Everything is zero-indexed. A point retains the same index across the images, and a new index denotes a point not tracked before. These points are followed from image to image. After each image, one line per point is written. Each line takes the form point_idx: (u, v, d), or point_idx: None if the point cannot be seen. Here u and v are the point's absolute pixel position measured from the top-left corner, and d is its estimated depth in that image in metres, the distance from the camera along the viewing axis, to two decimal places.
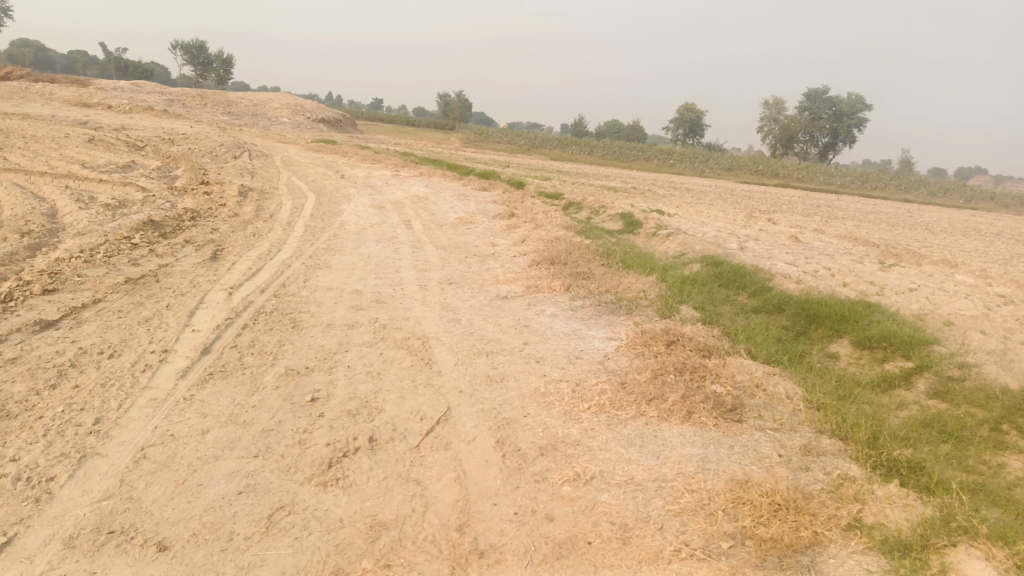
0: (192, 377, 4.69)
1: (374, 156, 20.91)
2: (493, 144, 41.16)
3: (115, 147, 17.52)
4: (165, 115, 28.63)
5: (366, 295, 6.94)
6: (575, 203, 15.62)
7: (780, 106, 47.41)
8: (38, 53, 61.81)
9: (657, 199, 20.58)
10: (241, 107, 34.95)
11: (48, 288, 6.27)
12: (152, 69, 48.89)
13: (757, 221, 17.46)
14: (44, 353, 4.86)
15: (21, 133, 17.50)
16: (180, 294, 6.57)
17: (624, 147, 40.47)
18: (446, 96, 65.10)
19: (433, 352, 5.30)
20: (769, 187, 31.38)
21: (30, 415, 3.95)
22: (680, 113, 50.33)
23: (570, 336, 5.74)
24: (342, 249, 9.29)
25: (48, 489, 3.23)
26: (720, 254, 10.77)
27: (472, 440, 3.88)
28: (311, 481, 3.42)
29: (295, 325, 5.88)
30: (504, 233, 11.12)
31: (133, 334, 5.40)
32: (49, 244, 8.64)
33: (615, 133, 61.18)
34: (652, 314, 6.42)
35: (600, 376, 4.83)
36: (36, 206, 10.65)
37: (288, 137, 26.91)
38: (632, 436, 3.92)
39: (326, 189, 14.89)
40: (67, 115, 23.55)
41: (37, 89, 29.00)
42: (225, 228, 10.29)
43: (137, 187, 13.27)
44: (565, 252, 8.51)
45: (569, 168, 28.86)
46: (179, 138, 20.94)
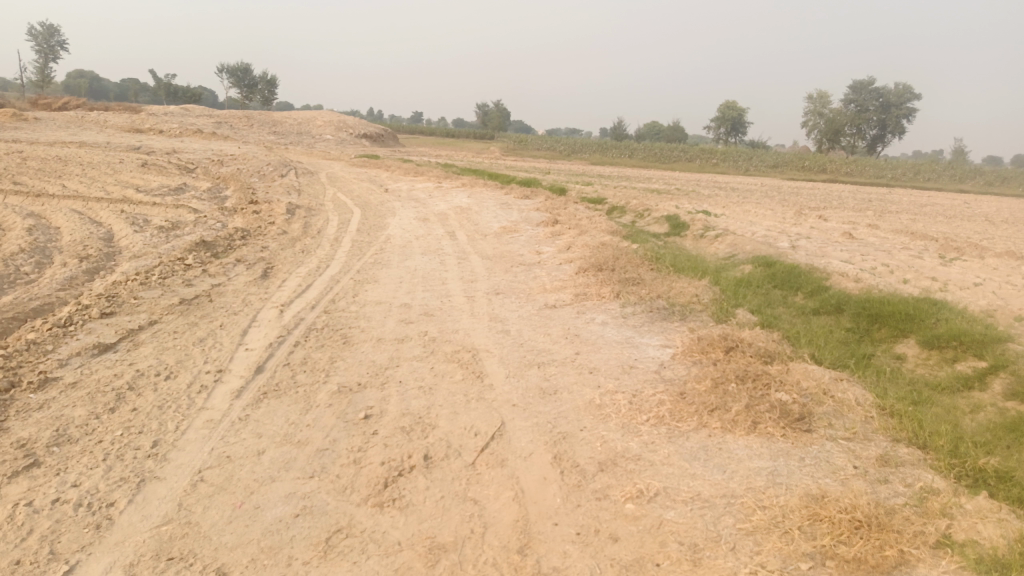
0: (247, 396, 4.70)
1: (416, 169, 21.04)
2: (533, 151, 41.19)
3: (166, 171, 18.01)
4: (214, 137, 29.39)
5: (414, 308, 6.91)
6: (619, 207, 15.44)
7: (825, 100, 46.33)
8: (94, 83, 64.32)
9: (702, 199, 20.24)
10: (285, 126, 35.67)
11: (106, 312, 6.40)
12: (200, 93, 50.35)
13: (807, 219, 16.98)
14: (103, 377, 4.94)
15: (79, 161, 18.12)
16: (232, 313, 6.64)
17: (665, 148, 40.02)
18: (485, 106, 65.93)
19: (484, 365, 5.21)
20: (817, 183, 30.60)
21: (91, 439, 4.00)
22: (721, 111, 49.63)
23: (623, 345, 5.59)
24: (388, 262, 9.31)
25: (109, 515, 3.24)
26: (772, 254, 10.47)
27: (529, 456, 3.77)
28: (368, 502, 3.36)
29: (345, 341, 5.86)
30: (550, 241, 11.01)
31: (188, 355, 5.46)
32: (107, 268, 8.85)
33: (655, 135, 60.61)
34: (707, 319, 6.22)
35: (657, 385, 4.67)
36: (94, 230, 10.96)
37: (331, 153, 27.32)
38: (695, 449, 3.76)
39: (371, 203, 15.02)
40: (121, 141, 24.37)
41: (93, 117, 30.07)
42: (274, 245, 10.42)
43: (189, 209, 13.59)
44: (613, 258, 8.36)
45: (610, 173, 28.62)
46: (228, 159, 21.44)
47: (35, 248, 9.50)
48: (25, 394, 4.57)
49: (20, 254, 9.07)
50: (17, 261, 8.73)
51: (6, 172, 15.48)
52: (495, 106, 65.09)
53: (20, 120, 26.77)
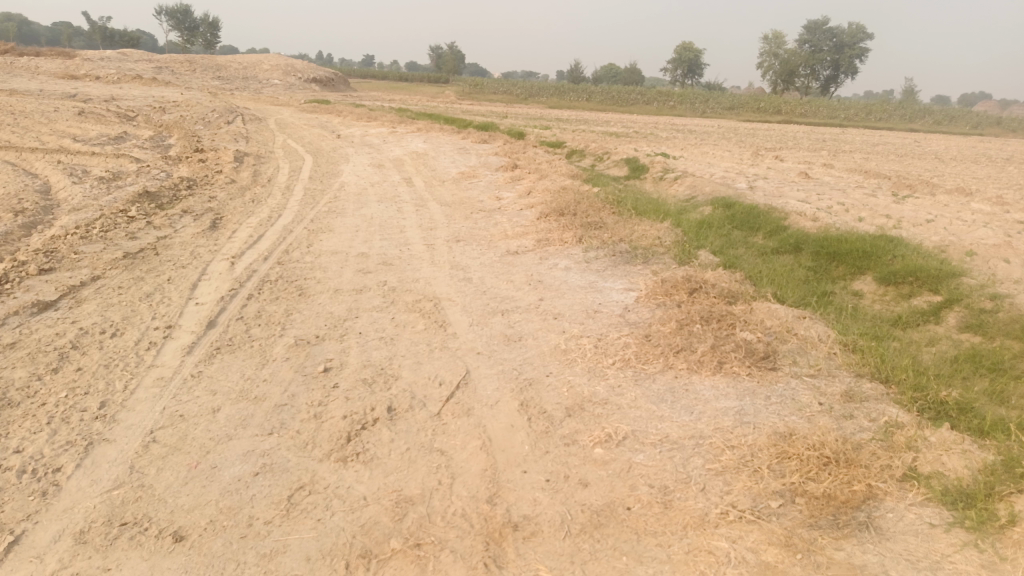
0: (199, 352, 4.51)
1: (369, 114, 20.42)
2: (489, 95, 40.40)
3: (104, 119, 17.14)
4: (155, 83, 28.05)
5: (372, 257, 6.72)
6: (578, 150, 15.24)
7: (780, 40, 46.22)
8: (21, 27, 60.59)
9: (661, 141, 20.15)
10: (230, 71, 34.21)
11: (44, 268, 6.07)
12: (138, 36, 47.88)
13: (764, 160, 17.04)
14: (44, 336, 4.68)
15: (9, 109, 17.10)
16: (181, 267, 6.36)
17: (622, 90, 39.61)
18: (438, 48, 64.33)
19: (447, 314, 5.10)
20: (773, 124, 30.73)
21: (33, 402, 3.79)
22: (678, 52, 49.20)
23: (586, 289, 5.52)
24: (343, 211, 9.03)
25: (55, 481, 3.08)
26: (731, 195, 10.46)
27: (495, 404, 3.70)
28: (330, 457, 3.26)
29: (302, 293, 5.67)
30: (509, 186, 10.81)
31: (135, 311, 5.21)
32: (45, 222, 8.40)
33: (612, 77, 59.94)
34: (670, 261, 6.18)
35: (622, 329, 4.63)
36: (29, 183, 10.38)
37: (280, 99, 26.34)
38: (662, 391, 3.74)
39: (324, 150, 14.55)
40: (54, 88, 23.06)
41: (23, 63, 28.36)
42: (223, 195, 10.02)
43: (131, 158, 12.97)
44: (574, 202, 8.23)
45: (568, 116, 28.25)
46: (170, 106, 20.49)
47: None
48: None
49: None
50: None
51: None
52: (449, 48, 63.41)
53: None
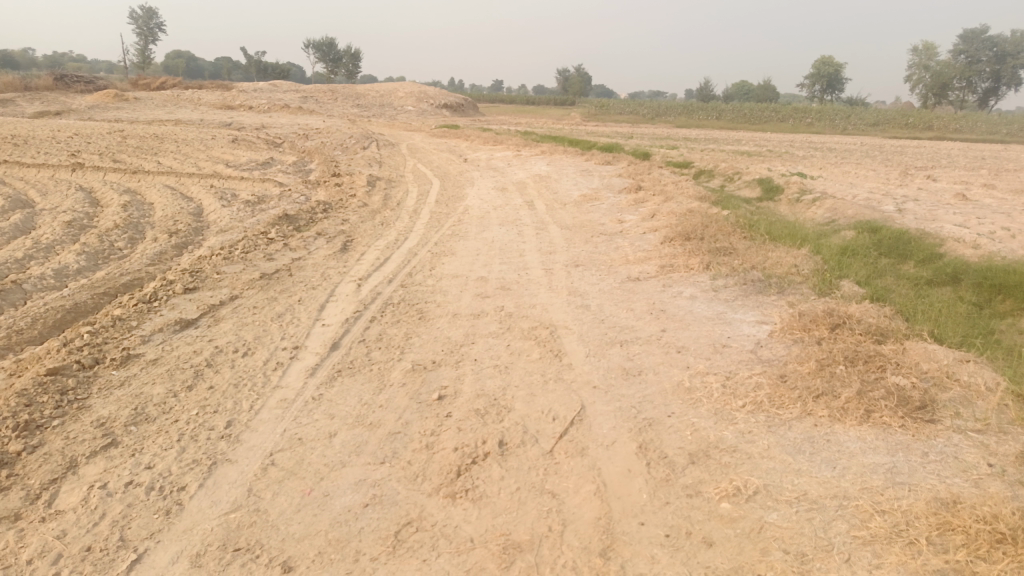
0: (321, 374, 4.60)
1: (496, 138, 20.77)
2: (615, 116, 40.22)
3: (254, 146, 18.45)
4: (300, 111, 30.03)
5: (491, 282, 6.69)
6: (706, 171, 14.72)
7: (931, 52, 42.99)
8: (189, 63, 67.10)
9: (796, 161, 19.13)
10: (368, 99, 36.06)
11: (189, 287, 6.48)
12: (289, 69, 51.61)
13: (913, 180, 15.73)
14: (183, 354, 4.96)
15: (174, 138, 18.80)
16: (311, 288, 6.60)
17: (755, 109, 38.19)
18: (565, 70, 65.41)
19: (564, 343, 4.93)
20: (923, 141, 28.48)
21: (167, 419, 3.99)
22: (815, 68, 46.94)
23: (713, 321, 5.18)
24: (466, 234, 9.12)
25: (179, 500, 3.19)
26: (876, 219, 9.67)
27: (612, 445, 3.48)
28: (439, 492, 3.17)
29: (421, 316, 5.70)
30: (633, 208, 10.54)
31: (266, 331, 5.43)
32: (195, 242, 9.06)
33: (744, 95, 58.03)
34: (807, 292, 5.71)
35: (753, 367, 4.28)
36: (185, 206, 11.28)
37: (412, 124, 27.39)
38: (799, 441, 3.39)
39: (450, 174, 14.90)
40: (213, 118, 25.19)
41: (188, 96, 31.24)
42: (355, 218, 10.42)
43: (275, 183, 13.82)
44: (702, 226, 7.87)
45: (696, 136, 27.51)
46: (313, 133, 21.81)
47: (130, 223, 9.84)
48: (108, 372, 4.62)
49: (115, 230, 9.40)
50: (112, 237, 9.05)
51: (106, 151, 16.19)
52: (577, 70, 63.86)
53: (121, 100, 28.09)
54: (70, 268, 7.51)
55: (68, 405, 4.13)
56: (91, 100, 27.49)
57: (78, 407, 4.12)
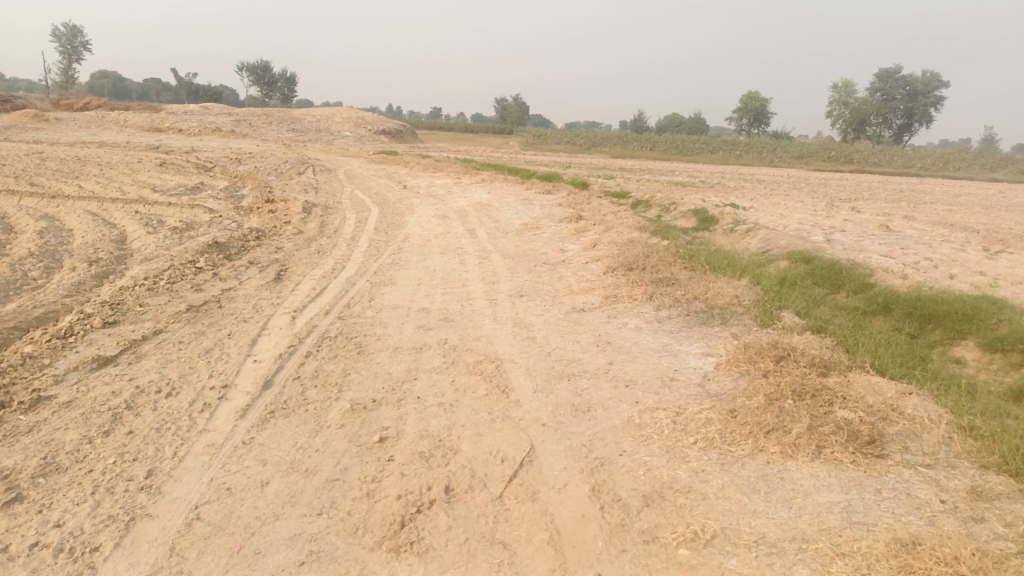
0: (253, 416, 4.31)
1: (435, 165, 20.65)
2: (552, 145, 40.74)
3: (184, 170, 17.80)
4: (233, 135, 29.30)
5: (433, 313, 6.50)
6: (643, 201, 14.94)
7: (850, 89, 45.28)
8: (115, 83, 64.88)
9: (729, 191, 19.67)
10: (304, 124, 35.49)
11: (109, 321, 6.07)
12: (222, 92, 50.46)
13: (839, 211, 16.36)
14: (100, 395, 4.59)
15: (97, 161, 17.98)
16: (243, 321, 6.27)
17: (687, 140, 39.31)
18: (503, 99, 66.04)
19: (510, 378, 4.78)
20: (845, 173, 29.78)
21: (79, 469, 3.65)
22: (743, 102, 48.80)
23: (660, 353, 5.13)
24: (406, 263, 8.92)
25: (91, 563, 2.89)
26: (809, 249, 9.93)
27: (563, 488, 3.34)
28: (382, 546, 2.96)
29: (360, 351, 5.46)
30: (574, 238, 10.54)
31: (193, 368, 5.10)
32: (117, 272, 8.57)
33: (676, 127, 59.76)
34: (750, 324, 5.74)
35: (703, 401, 4.22)
36: (107, 232, 10.71)
37: (350, 150, 27.07)
38: (753, 480, 3.32)
39: (389, 201, 14.68)
40: (140, 140, 24.28)
41: (114, 117, 30.09)
42: (290, 246, 10.08)
43: (205, 209, 13.32)
44: (643, 256, 7.89)
45: (632, 166, 28.05)
46: (246, 157, 21.25)
47: (46, 251, 9.26)
48: (14, 416, 4.23)
49: (29, 258, 8.81)
50: (25, 266, 8.48)
51: (22, 173, 15.33)
52: (515, 98, 64.57)
53: (41, 121, 26.81)
54: None
55: None
56: (7, 120, 26.14)
57: None
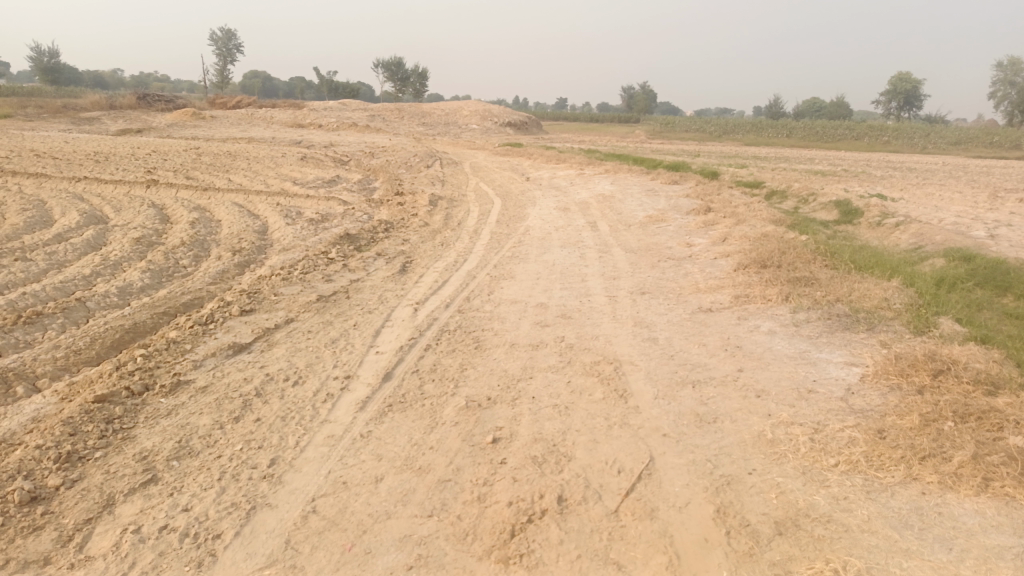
0: (371, 408, 4.35)
1: (559, 156, 20.50)
2: (681, 133, 39.54)
3: (322, 164, 18.69)
4: (367, 129, 30.54)
5: (552, 309, 6.37)
6: (778, 191, 14.08)
7: (1018, 67, 40.84)
8: (265, 83, 69.51)
9: (875, 181, 18.23)
10: (434, 117, 36.41)
11: (246, 309, 6.39)
12: (359, 88, 52.82)
13: (1005, 203, 14.73)
14: (233, 381, 4.81)
15: (245, 155, 19.26)
16: (368, 312, 6.41)
17: (827, 126, 36.91)
18: (631, 88, 64.78)
19: (630, 381, 4.57)
20: (1012, 161, 26.88)
21: (210, 454, 3.82)
22: (892, 84, 45.25)
23: (796, 361, 4.73)
24: (527, 256, 8.85)
25: (213, 550, 3.00)
26: (969, 246, 8.95)
27: (684, 507, 3.12)
28: (491, 556, 2.86)
29: (478, 346, 5.41)
30: (702, 231, 10.06)
31: (319, 358, 5.25)
32: (257, 261, 9.07)
33: (816, 113, 56.31)
34: (901, 331, 5.19)
35: (845, 418, 3.83)
36: (250, 223, 11.39)
37: (477, 142, 27.48)
38: (904, 513, 2.96)
39: (512, 193, 14.72)
40: (283, 136, 25.80)
41: (262, 114, 32.21)
42: (415, 238, 10.28)
43: (339, 201, 13.88)
44: (778, 252, 7.38)
45: (766, 154, 26.68)
46: (378, 150, 22.04)
47: (196, 241, 9.95)
48: (156, 399, 4.51)
49: (181, 247, 9.50)
50: (177, 254, 9.15)
51: (180, 167, 16.65)
52: (643, 87, 63.02)
53: (198, 119, 29.07)
54: (134, 285, 7.57)
55: (113, 436, 4.01)
56: (170, 119, 28.57)
57: (122, 438, 3.99)
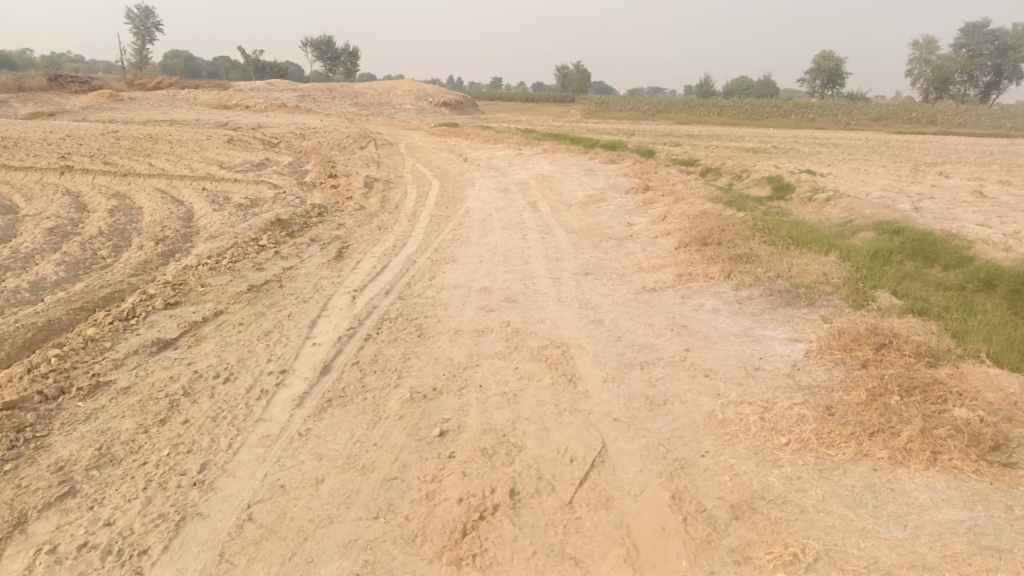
0: (310, 405, 4.12)
1: (496, 136, 20.27)
2: (616, 112, 39.81)
3: (250, 146, 17.97)
4: (298, 110, 29.60)
5: (495, 293, 6.23)
6: (713, 169, 14.25)
7: (933, 46, 42.59)
8: (188, 63, 66.63)
9: (804, 157, 18.71)
10: (366, 97, 35.54)
11: (170, 301, 6.01)
12: (287, 67, 51.16)
13: (926, 176, 15.30)
14: (158, 381, 4.50)
15: (168, 139, 18.36)
16: (303, 301, 6.13)
17: (756, 104, 37.71)
18: (565, 66, 64.85)
19: (578, 365, 4.47)
20: (929, 136, 28.00)
21: (134, 461, 3.55)
22: (816, 62, 46.55)
23: (742, 339, 4.72)
24: (468, 239, 8.66)
25: (139, 568, 2.76)
26: (897, 219, 9.21)
27: (639, 495, 3.04)
28: (442, 558, 2.72)
29: (420, 334, 5.22)
30: (642, 210, 10.06)
31: (252, 352, 4.97)
32: (183, 250, 8.62)
33: (745, 91, 57.53)
34: (841, 305, 5.25)
35: (793, 395, 3.82)
36: (174, 210, 10.82)
37: (411, 123, 26.98)
38: (858, 491, 2.95)
39: (450, 174, 14.46)
40: (208, 117, 24.71)
41: (184, 95, 30.81)
42: (351, 223, 9.96)
43: (270, 185, 13.36)
44: (718, 230, 7.41)
45: (699, 132, 27.07)
46: (310, 132, 21.37)
47: (116, 230, 9.39)
48: (73, 404, 4.18)
49: (99, 237, 8.94)
50: (95, 245, 8.60)
51: (97, 152, 15.72)
52: (577, 66, 63.04)
53: (116, 100, 27.57)
54: (48, 279, 7.06)
55: (24, 446, 3.68)
56: (85, 101, 27.02)
57: (35, 448, 3.67)
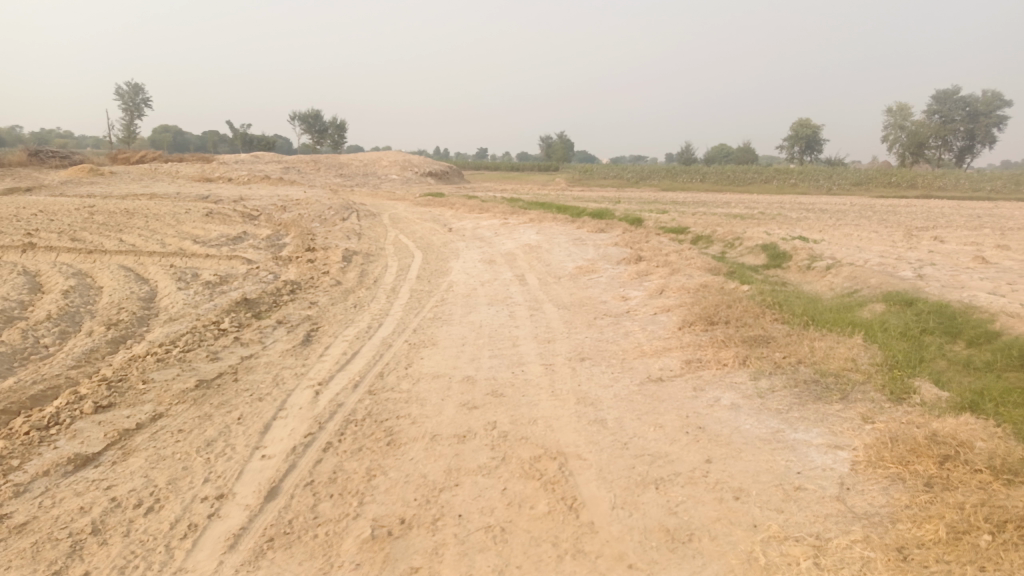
0: (246, 547, 3.30)
1: (481, 205, 19.83)
2: (600, 180, 39.94)
3: (228, 219, 17.37)
4: (281, 182, 29.28)
5: (479, 384, 5.46)
6: (704, 237, 13.77)
7: (906, 112, 43.57)
8: (177, 138, 67.18)
9: (794, 222, 18.39)
10: (351, 168, 35.42)
11: (102, 404, 5.18)
12: (275, 140, 51.36)
13: (921, 240, 14.89)
14: (64, 513, 3.67)
15: (143, 213, 17.75)
16: (257, 400, 5.32)
17: (737, 170, 37.92)
18: (549, 138, 66.20)
19: (579, 485, 3.68)
20: (910, 200, 28.02)
21: None
22: (793, 130, 47.39)
23: (772, 446, 3.96)
24: (449, 317, 7.95)
25: None
26: (905, 288, 8.64)
27: None
28: None
29: (391, 442, 4.42)
30: (636, 283, 9.42)
31: (187, 470, 4.14)
32: (136, 335, 7.84)
33: (726, 159, 58.35)
34: (879, 400, 4.53)
35: (850, 528, 3.07)
36: (135, 289, 10.08)
37: (396, 193, 26.62)
38: None
39: (434, 245, 13.88)
40: (189, 191, 24.21)
41: (167, 169, 30.44)
42: (324, 301, 9.23)
43: (243, 260, 12.66)
44: (723, 306, 6.76)
45: (685, 199, 26.90)
46: (291, 204, 20.87)
47: (66, 313, 8.59)
48: None
49: (46, 322, 8.15)
50: (40, 331, 7.80)
51: (66, 228, 15.03)
52: (560, 137, 64.10)
53: (96, 175, 27.13)
54: None
55: None
56: (65, 175, 26.54)
57: None
